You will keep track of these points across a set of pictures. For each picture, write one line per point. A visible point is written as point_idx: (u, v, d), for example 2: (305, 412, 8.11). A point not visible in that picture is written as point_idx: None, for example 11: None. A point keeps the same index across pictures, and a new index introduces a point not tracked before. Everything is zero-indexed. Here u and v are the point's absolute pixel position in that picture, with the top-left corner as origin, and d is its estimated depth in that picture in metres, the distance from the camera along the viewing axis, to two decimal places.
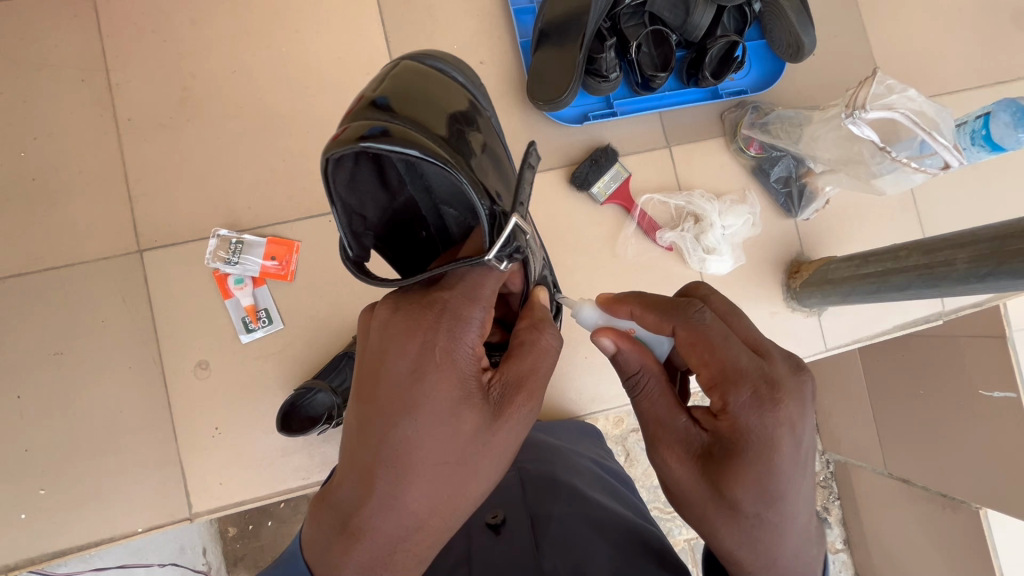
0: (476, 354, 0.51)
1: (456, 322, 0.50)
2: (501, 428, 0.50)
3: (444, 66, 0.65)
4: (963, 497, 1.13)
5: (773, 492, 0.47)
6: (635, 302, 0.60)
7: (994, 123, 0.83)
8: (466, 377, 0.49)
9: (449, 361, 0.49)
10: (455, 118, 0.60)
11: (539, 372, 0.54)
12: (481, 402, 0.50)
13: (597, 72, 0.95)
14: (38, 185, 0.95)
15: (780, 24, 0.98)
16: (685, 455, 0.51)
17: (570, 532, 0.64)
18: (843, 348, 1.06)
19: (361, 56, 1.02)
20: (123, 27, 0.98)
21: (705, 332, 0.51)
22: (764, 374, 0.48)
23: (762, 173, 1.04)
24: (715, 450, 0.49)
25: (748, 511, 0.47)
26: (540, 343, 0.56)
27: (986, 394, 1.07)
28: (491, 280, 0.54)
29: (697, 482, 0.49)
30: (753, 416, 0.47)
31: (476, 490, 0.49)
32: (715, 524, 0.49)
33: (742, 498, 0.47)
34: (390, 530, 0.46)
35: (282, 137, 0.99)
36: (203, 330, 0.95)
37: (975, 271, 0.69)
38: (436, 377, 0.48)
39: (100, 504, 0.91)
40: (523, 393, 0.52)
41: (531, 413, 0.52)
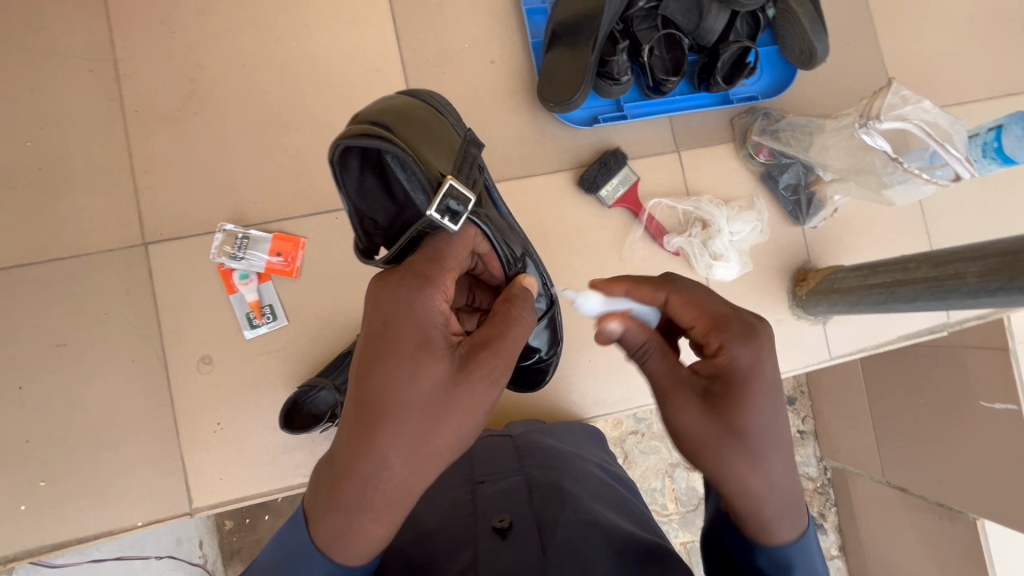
0: (440, 311, 0.52)
1: (422, 282, 0.52)
2: (466, 384, 0.49)
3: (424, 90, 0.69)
4: (961, 507, 1.13)
5: (761, 418, 0.50)
6: (631, 279, 0.60)
7: (1006, 136, 0.83)
8: (429, 329, 0.50)
9: (412, 313, 0.50)
10: (429, 120, 0.63)
11: (510, 337, 0.53)
12: (446, 353, 0.50)
13: (608, 74, 0.95)
14: (43, 175, 0.94)
15: (793, 30, 0.97)
16: (695, 401, 0.51)
17: (580, 540, 0.63)
18: (848, 357, 1.06)
19: (371, 52, 1.01)
20: (132, 18, 0.97)
21: (695, 288, 0.57)
22: (744, 317, 0.54)
23: (771, 180, 1.04)
24: (714, 388, 0.52)
25: (752, 436, 0.49)
26: (510, 313, 0.55)
27: (987, 405, 1.07)
28: (452, 245, 0.57)
29: (702, 422, 0.50)
30: (745, 351, 0.51)
31: (445, 441, 0.48)
32: (729, 461, 0.49)
33: (746, 423, 0.49)
34: (363, 475, 0.46)
35: (290, 132, 0.99)
36: (207, 325, 0.95)
37: (985, 285, 0.68)
38: (401, 329, 0.49)
39: (102, 497, 0.91)
40: (489, 352, 0.51)
41: (500, 371, 0.50)
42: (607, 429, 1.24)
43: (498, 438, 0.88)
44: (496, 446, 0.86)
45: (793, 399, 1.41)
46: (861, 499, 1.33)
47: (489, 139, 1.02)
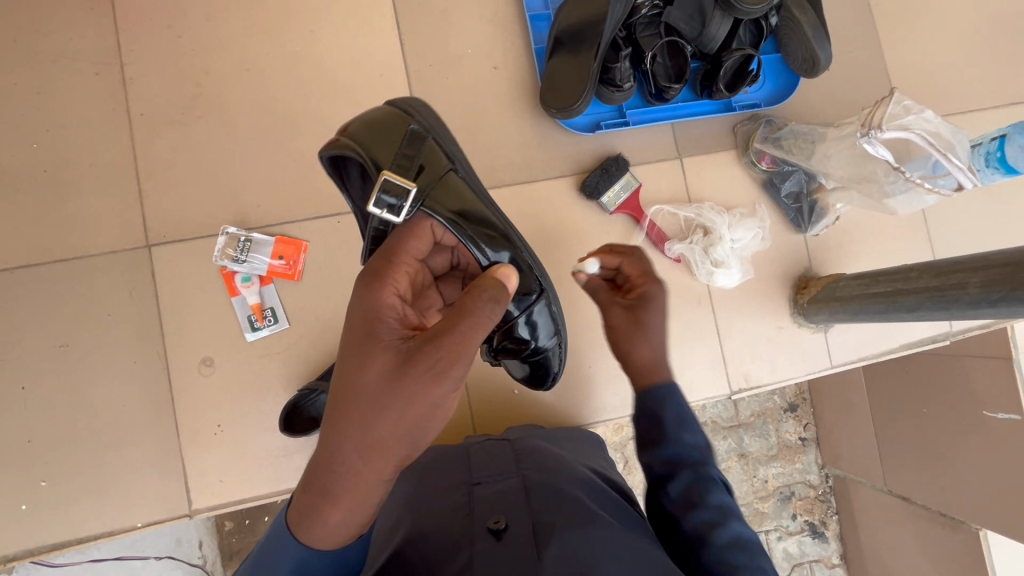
0: (387, 304, 0.55)
1: (372, 279, 0.56)
2: (403, 379, 0.50)
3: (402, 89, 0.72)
4: (963, 517, 1.12)
5: (658, 328, 0.76)
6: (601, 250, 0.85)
7: (1009, 145, 0.83)
8: (374, 326, 0.54)
9: (362, 310, 0.55)
10: (389, 119, 0.67)
11: (452, 330, 0.50)
12: (389, 346, 0.53)
13: (611, 81, 0.95)
14: (48, 177, 0.95)
15: (796, 38, 0.97)
16: (623, 310, 0.77)
17: (576, 547, 0.62)
18: (849, 365, 1.06)
19: (375, 57, 1.02)
20: (139, 22, 0.98)
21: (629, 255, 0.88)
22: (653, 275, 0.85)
23: (773, 188, 1.04)
24: (635, 305, 0.77)
25: (655, 333, 0.76)
26: (462, 303, 0.51)
27: (990, 415, 1.06)
28: (405, 245, 0.61)
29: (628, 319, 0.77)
30: (658, 289, 0.78)
31: (387, 431, 0.51)
32: (638, 342, 0.75)
33: (653, 322, 0.76)
34: (330, 454, 0.54)
35: (294, 136, 0.99)
36: (209, 328, 0.95)
37: (987, 296, 0.68)
38: (353, 325, 0.55)
39: (102, 497, 0.91)
40: (428, 345, 0.50)
41: (436, 365, 0.50)
42: (607, 434, 1.24)
43: (496, 441, 0.88)
44: (494, 448, 0.85)
45: (795, 405, 1.40)
46: (863, 507, 1.32)
47: (491, 145, 1.02)
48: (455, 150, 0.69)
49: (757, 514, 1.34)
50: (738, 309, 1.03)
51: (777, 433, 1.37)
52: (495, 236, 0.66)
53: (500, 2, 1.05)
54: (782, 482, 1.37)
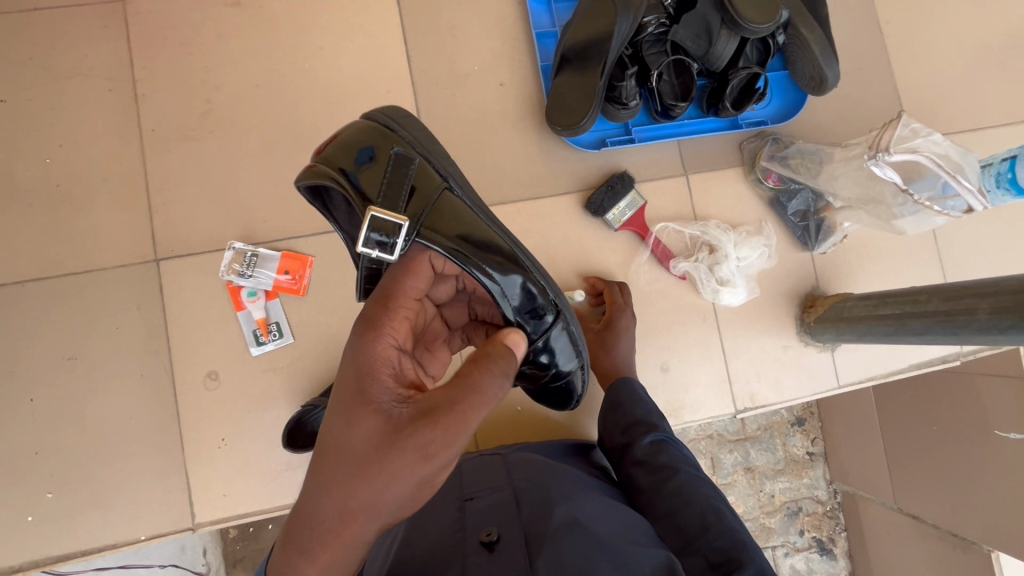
0: (384, 358, 0.53)
1: (368, 329, 0.54)
2: (394, 446, 0.47)
3: (386, 109, 0.70)
4: (974, 538, 1.09)
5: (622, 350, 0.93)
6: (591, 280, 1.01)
7: (1021, 166, 0.82)
8: (367, 381, 0.51)
9: (356, 361, 0.52)
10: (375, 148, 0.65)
11: (454, 403, 0.48)
12: (383, 407, 0.50)
13: (617, 99, 0.95)
14: (61, 192, 0.96)
15: (804, 56, 0.97)
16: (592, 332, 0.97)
17: (568, 557, 0.62)
18: (857, 385, 1.05)
19: (382, 73, 1.03)
20: (152, 39, 0.99)
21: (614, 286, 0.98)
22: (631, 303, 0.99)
23: (780, 206, 1.04)
24: None
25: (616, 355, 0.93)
26: (471, 374, 0.51)
27: (1003, 435, 1.04)
28: (403, 286, 0.60)
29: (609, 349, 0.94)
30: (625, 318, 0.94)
31: (369, 501, 0.47)
32: None
33: None
34: (303, 520, 0.48)
35: (302, 152, 1.00)
36: (215, 341, 0.96)
37: (996, 323, 0.67)
38: (346, 378, 0.52)
39: (107, 509, 0.92)
40: (427, 413, 0.48)
41: (432, 441, 0.47)
42: None
43: (489, 456, 0.87)
44: (486, 463, 0.85)
45: (802, 419, 1.38)
46: (873, 525, 1.29)
47: (498, 160, 1.02)
48: (448, 172, 0.67)
49: (763, 530, 1.33)
50: (743, 327, 1.03)
51: (784, 447, 1.36)
52: (499, 261, 0.66)
53: (506, 20, 1.05)
54: (789, 497, 1.35)
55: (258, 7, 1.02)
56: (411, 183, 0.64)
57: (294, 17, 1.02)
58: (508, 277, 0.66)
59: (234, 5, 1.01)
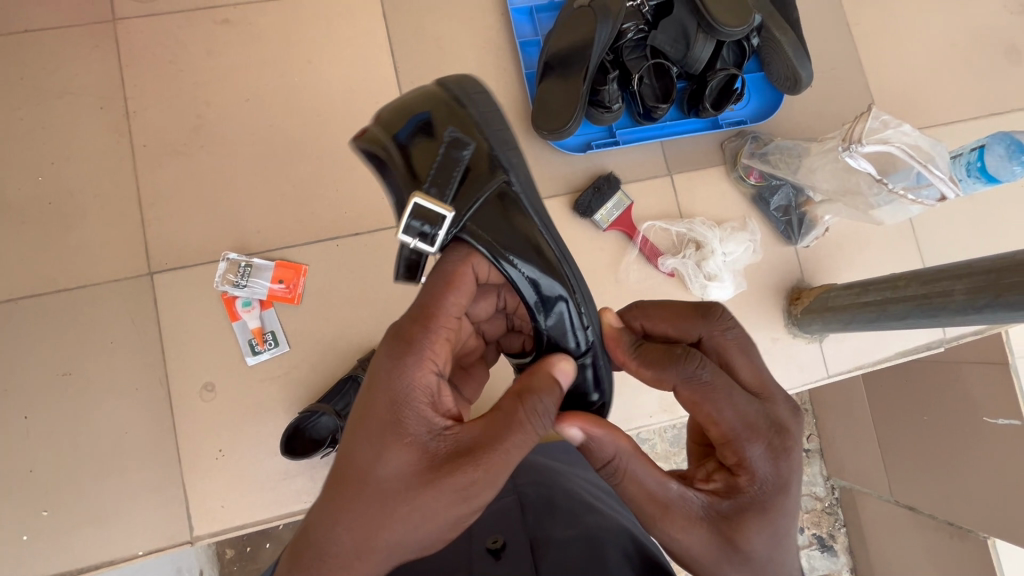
0: (422, 385, 0.50)
1: (408, 349, 0.51)
2: (436, 484, 0.48)
3: (458, 83, 0.67)
4: (970, 526, 1.11)
5: (768, 534, 0.51)
6: (632, 354, 0.58)
7: (989, 156, 0.86)
8: (404, 409, 0.49)
9: (393, 385, 0.50)
10: (436, 131, 0.63)
11: (497, 448, 0.49)
12: (421, 441, 0.49)
13: (600, 103, 0.99)
14: (54, 209, 0.97)
15: (777, 57, 1.01)
16: (693, 524, 0.51)
17: (574, 555, 0.62)
18: (845, 374, 1.07)
19: (370, 85, 1.05)
20: (142, 58, 1.01)
21: (707, 392, 0.51)
22: (768, 422, 0.53)
23: (763, 202, 1.06)
24: (723, 510, 0.52)
25: (760, 555, 0.51)
26: (509, 407, 0.51)
27: (990, 421, 1.07)
28: (445, 302, 0.54)
29: (710, 526, 0.51)
30: (767, 465, 0.52)
31: (397, 539, 0.48)
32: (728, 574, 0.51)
33: (756, 544, 0.51)
34: (322, 547, 0.48)
35: (293, 163, 1.02)
36: (210, 352, 0.96)
37: (973, 302, 0.70)
38: (382, 401, 0.50)
39: (103, 525, 0.91)
40: (472, 451, 0.48)
41: (472, 485, 0.48)
42: None
43: None
44: None
45: None
46: (870, 519, 1.30)
47: None
48: (508, 163, 0.63)
49: None
50: None
51: None
52: (540, 266, 0.62)
53: (491, 31, 1.08)
54: None
55: (246, 24, 1.04)
56: (460, 169, 0.61)
57: (282, 32, 1.04)
58: (549, 288, 0.62)
59: (222, 22, 1.03)
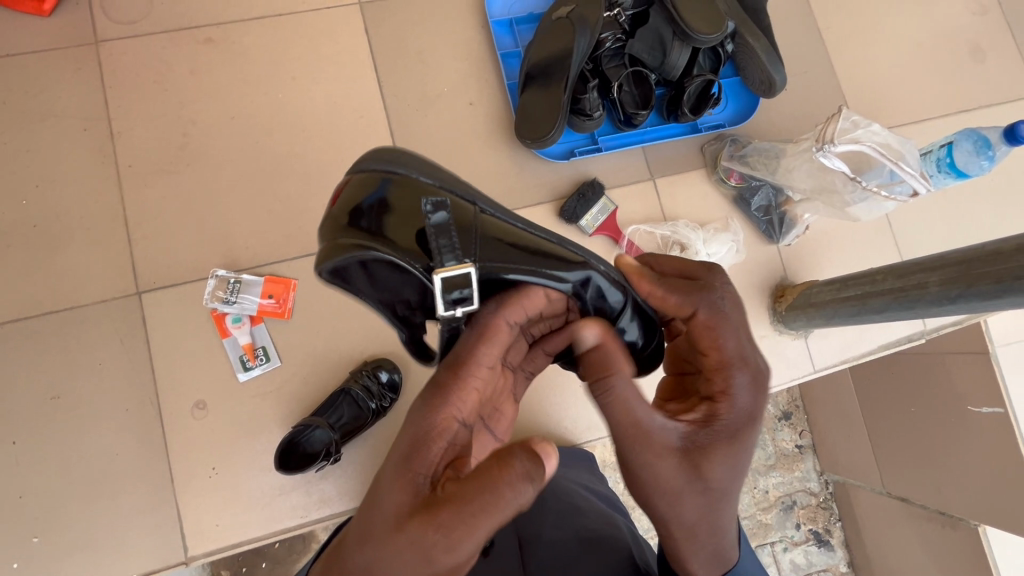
0: (443, 430, 0.46)
1: (433, 392, 0.47)
2: (407, 538, 0.40)
3: (378, 158, 0.58)
4: (961, 514, 1.12)
5: (734, 468, 0.51)
6: (659, 282, 0.59)
7: (958, 151, 0.90)
8: (412, 449, 0.44)
9: (413, 426, 0.46)
10: (402, 207, 0.54)
11: (477, 509, 0.40)
12: (424, 485, 0.43)
13: (581, 111, 1.00)
14: (39, 232, 0.97)
15: (752, 62, 1.04)
16: (667, 450, 0.51)
17: (559, 556, 0.65)
18: (832, 369, 1.09)
19: (355, 99, 1.06)
20: (126, 78, 1.02)
21: (724, 320, 0.55)
22: (758, 364, 0.55)
23: (744, 202, 1.09)
24: (697, 439, 0.51)
25: (716, 488, 0.51)
26: (491, 473, 0.41)
27: (975, 410, 1.09)
28: (480, 351, 0.49)
29: (682, 456, 0.51)
30: (748, 397, 0.54)
31: None
32: (684, 502, 0.51)
33: (717, 474, 0.51)
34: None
35: (279, 178, 1.02)
36: (201, 370, 0.96)
37: (947, 293, 0.72)
38: (398, 442, 0.46)
39: (96, 549, 0.90)
40: (448, 514, 0.40)
41: (444, 544, 0.40)
42: (604, 454, 1.18)
43: None
44: None
45: (789, 413, 1.42)
46: (865, 511, 1.32)
47: (473, 176, 1.06)
48: (471, 196, 0.57)
49: (761, 526, 1.35)
50: None
51: (773, 442, 1.39)
52: (560, 263, 0.57)
53: (472, 43, 1.10)
54: (783, 491, 1.37)
55: (229, 42, 1.05)
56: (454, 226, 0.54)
57: (265, 49, 1.06)
58: (575, 276, 0.58)
59: (206, 42, 1.04)
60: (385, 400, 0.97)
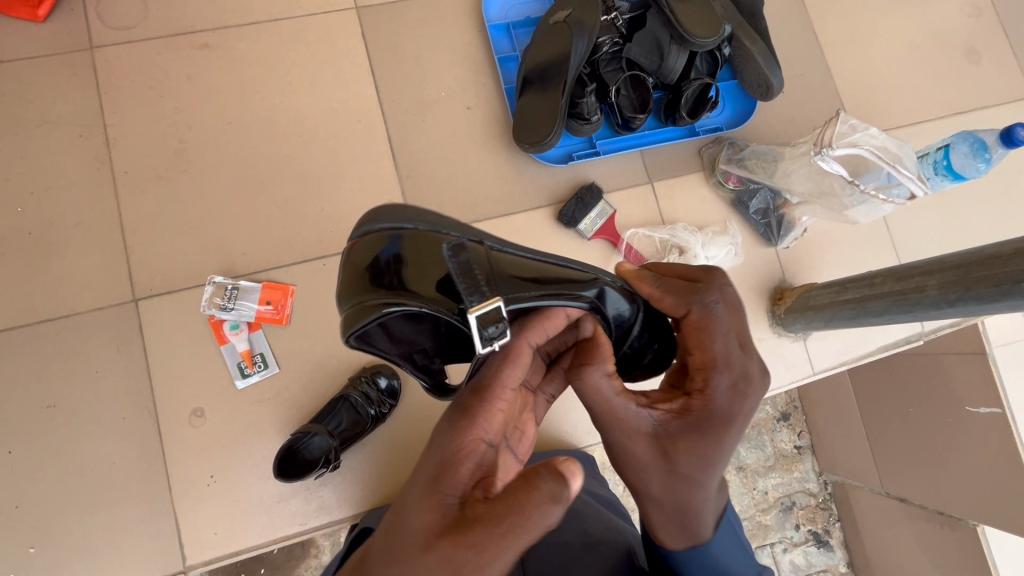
0: (472, 452, 0.44)
1: (461, 414, 0.46)
2: (436, 559, 0.38)
3: (380, 218, 0.57)
4: (960, 514, 1.13)
5: (707, 463, 0.49)
6: (657, 282, 0.58)
7: (954, 154, 0.90)
8: (440, 470, 0.43)
9: (442, 447, 0.44)
10: (418, 259, 0.54)
11: (508, 528, 0.38)
12: (451, 504, 0.41)
13: (580, 115, 1.00)
14: (34, 239, 0.96)
15: (749, 66, 1.04)
16: (636, 433, 0.50)
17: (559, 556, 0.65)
18: (831, 371, 1.09)
19: (352, 104, 1.06)
20: (120, 84, 1.01)
21: (712, 323, 0.54)
22: (744, 369, 0.52)
23: (742, 206, 1.09)
24: (670, 427, 0.50)
25: (682, 474, 0.49)
26: (520, 491, 0.39)
27: (973, 410, 1.09)
28: (507, 374, 0.48)
29: (653, 443, 0.50)
30: (725, 399, 0.51)
31: None
32: (649, 483, 0.50)
33: (682, 461, 0.49)
34: None
35: (276, 184, 1.02)
36: (199, 377, 0.95)
37: (946, 296, 0.72)
38: (425, 463, 0.44)
39: (93, 558, 0.89)
40: (478, 533, 0.38)
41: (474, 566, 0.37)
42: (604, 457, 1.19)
43: None
44: None
45: (788, 414, 1.41)
46: (864, 511, 1.31)
47: (471, 180, 1.06)
48: (477, 234, 0.57)
49: (760, 527, 1.34)
50: None
51: (773, 443, 1.38)
52: (577, 281, 0.57)
53: (469, 47, 1.10)
54: (783, 492, 1.37)
55: (226, 47, 1.04)
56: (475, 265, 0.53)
57: (262, 54, 1.05)
58: (590, 292, 0.57)
59: (202, 47, 1.04)
60: (385, 406, 0.97)
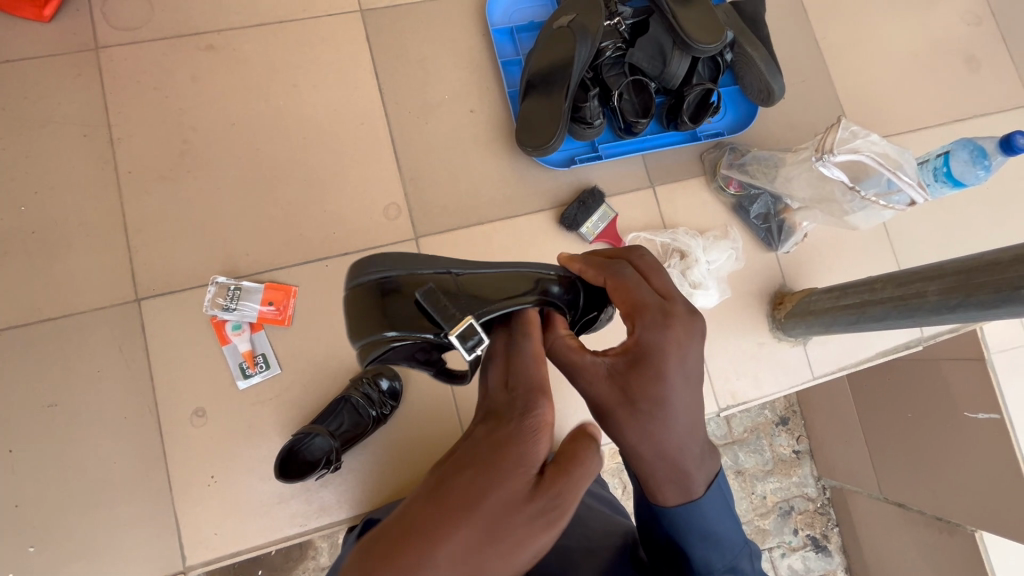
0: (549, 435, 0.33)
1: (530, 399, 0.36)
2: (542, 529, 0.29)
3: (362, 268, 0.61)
4: (958, 520, 1.13)
5: (664, 394, 0.44)
6: (583, 258, 0.59)
7: (954, 161, 0.91)
8: (535, 449, 0.31)
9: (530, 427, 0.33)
10: (397, 295, 0.57)
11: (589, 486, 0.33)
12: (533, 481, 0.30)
13: (582, 119, 1.01)
14: (37, 238, 0.96)
15: (750, 71, 1.05)
16: (591, 378, 0.46)
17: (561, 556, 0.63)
18: (830, 375, 1.10)
19: (356, 106, 1.06)
20: (125, 85, 1.01)
21: (624, 282, 0.54)
22: (662, 306, 0.50)
23: (743, 211, 1.09)
24: (620, 366, 0.46)
25: (641, 406, 0.44)
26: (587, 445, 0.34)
27: (972, 415, 1.09)
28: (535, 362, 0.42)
29: (606, 388, 0.45)
30: (658, 333, 0.47)
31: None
32: (618, 425, 0.44)
33: (637, 391, 0.44)
34: None
35: (279, 185, 1.02)
36: (201, 378, 0.95)
37: (946, 302, 0.73)
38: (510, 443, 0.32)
39: (93, 558, 0.89)
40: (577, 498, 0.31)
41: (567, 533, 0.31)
42: (604, 460, 1.19)
43: None
44: None
45: (786, 418, 1.41)
46: (863, 516, 1.31)
47: (473, 183, 1.06)
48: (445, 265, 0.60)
49: (758, 532, 1.34)
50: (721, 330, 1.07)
51: (771, 447, 1.38)
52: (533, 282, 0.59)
53: (473, 50, 1.11)
54: (781, 497, 1.37)
55: (230, 49, 1.05)
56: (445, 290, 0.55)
57: (267, 56, 1.06)
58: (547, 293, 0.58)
59: (207, 48, 1.04)
60: (386, 408, 0.98)
